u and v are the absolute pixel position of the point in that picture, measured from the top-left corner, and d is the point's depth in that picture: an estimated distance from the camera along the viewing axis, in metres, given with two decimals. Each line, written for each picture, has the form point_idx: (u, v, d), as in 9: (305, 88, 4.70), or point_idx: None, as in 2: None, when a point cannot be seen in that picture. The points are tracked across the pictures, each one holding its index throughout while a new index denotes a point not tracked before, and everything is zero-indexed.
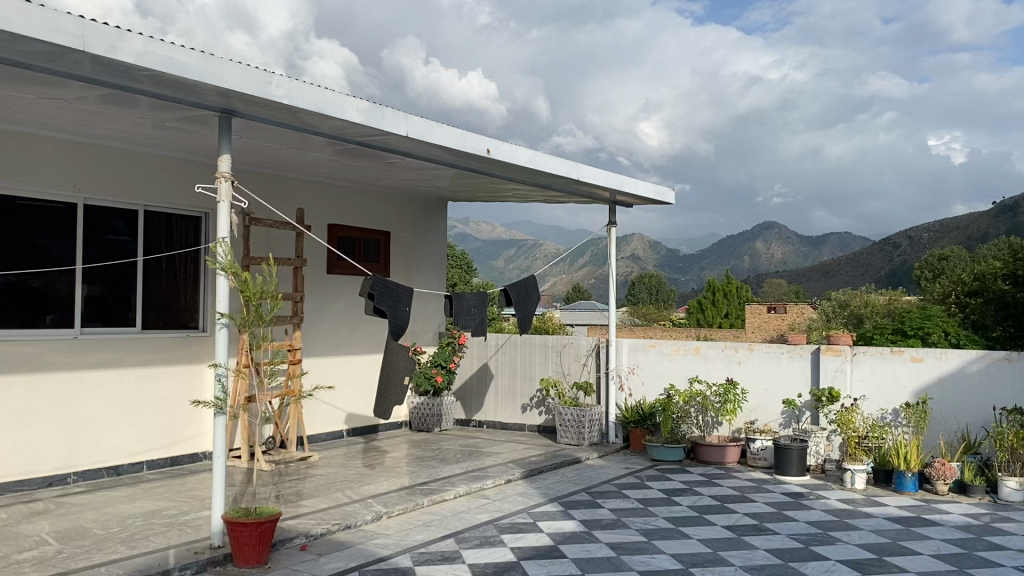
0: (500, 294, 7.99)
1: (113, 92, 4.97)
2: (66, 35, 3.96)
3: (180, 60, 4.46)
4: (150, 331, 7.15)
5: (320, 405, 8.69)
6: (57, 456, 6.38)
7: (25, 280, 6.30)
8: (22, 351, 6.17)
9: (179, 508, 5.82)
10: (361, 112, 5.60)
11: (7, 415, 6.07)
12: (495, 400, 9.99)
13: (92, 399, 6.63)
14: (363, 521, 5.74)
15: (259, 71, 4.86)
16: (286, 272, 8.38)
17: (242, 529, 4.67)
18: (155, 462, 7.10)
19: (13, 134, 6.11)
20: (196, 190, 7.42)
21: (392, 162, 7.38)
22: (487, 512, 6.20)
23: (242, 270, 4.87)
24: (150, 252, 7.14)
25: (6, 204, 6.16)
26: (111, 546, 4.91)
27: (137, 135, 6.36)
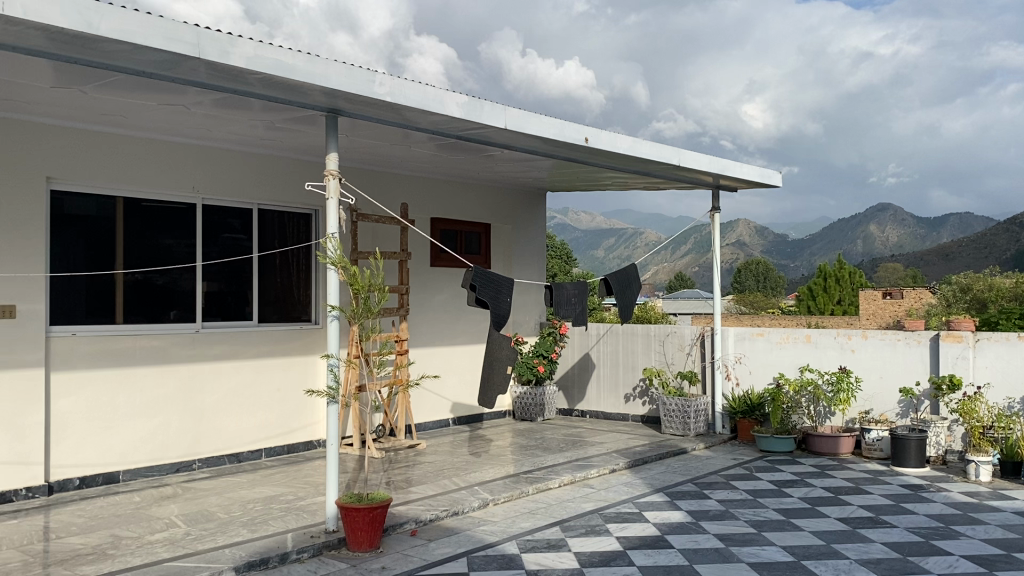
0: (600, 283, 7.89)
1: (227, 96, 5.21)
2: (182, 44, 4.18)
3: (288, 62, 4.63)
4: (265, 324, 7.46)
5: (426, 394, 8.88)
6: (183, 444, 6.75)
7: (150, 278, 6.67)
8: (150, 345, 6.55)
9: (296, 494, 6.06)
10: (460, 106, 5.66)
11: (137, 405, 6.47)
12: (598, 390, 9.97)
13: (214, 389, 6.97)
14: (470, 508, 5.85)
15: (363, 70, 4.99)
16: (392, 265, 8.59)
17: (356, 514, 4.83)
18: (273, 450, 7.41)
19: (137, 140, 6.47)
20: (306, 188, 7.68)
21: (492, 154, 7.45)
22: (593, 501, 6.21)
23: (351, 264, 5.03)
24: (264, 249, 7.45)
25: (132, 206, 6.53)
26: (234, 530, 5.16)
27: (249, 136, 6.64)
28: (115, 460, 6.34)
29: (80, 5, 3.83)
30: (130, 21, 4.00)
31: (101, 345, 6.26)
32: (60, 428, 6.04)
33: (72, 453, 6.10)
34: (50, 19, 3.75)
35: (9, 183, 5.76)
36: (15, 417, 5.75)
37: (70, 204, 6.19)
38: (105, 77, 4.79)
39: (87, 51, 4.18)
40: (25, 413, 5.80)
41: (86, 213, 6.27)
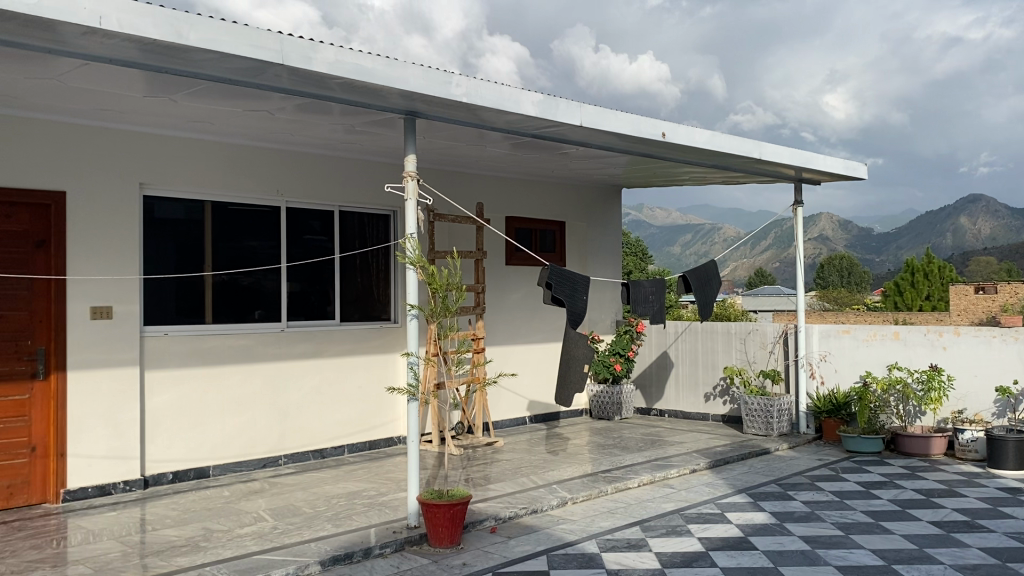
0: (678, 280, 7.79)
1: (309, 101, 5.33)
2: (266, 51, 4.30)
3: (368, 66, 4.71)
4: (347, 323, 7.61)
5: (504, 392, 8.93)
6: (269, 440, 6.94)
7: (237, 279, 6.87)
8: (236, 344, 6.76)
9: (378, 490, 6.17)
10: (535, 105, 5.66)
11: (226, 402, 6.68)
12: (676, 389, 9.85)
13: (298, 387, 7.15)
14: (549, 506, 5.86)
15: (440, 72, 5.04)
16: (469, 264, 8.65)
17: (436, 510, 4.89)
18: (355, 446, 7.56)
19: (223, 145, 6.69)
20: (384, 189, 7.81)
21: (567, 152, 7.43)
22: (673, 501, 6.14)
23: (429, 264, 5.08)
24: (345, 249, 7.60)
25: (219, 209, 6.74)
26: (319, 524, 5.29)
27: (329, 140, 6.79)
28: (206, 455, 6.56)
29: (170, 17, 3.98)
30: (217, 31, 4.14)
31: (191, 344, 6.49)
32: (154, 424, 6.29)
33: (165, 448, 6.34)
34: (143, 30, 3.90)
35: (105, 189, 6.02)
36: (112, 413, 6.01)
37: (161, 209, 6.43)
38: (194, 86, 4.96)
39: (177, 61, 4.33)
40: (122, 410, 6.05)
41: (176, 217, 6.50)
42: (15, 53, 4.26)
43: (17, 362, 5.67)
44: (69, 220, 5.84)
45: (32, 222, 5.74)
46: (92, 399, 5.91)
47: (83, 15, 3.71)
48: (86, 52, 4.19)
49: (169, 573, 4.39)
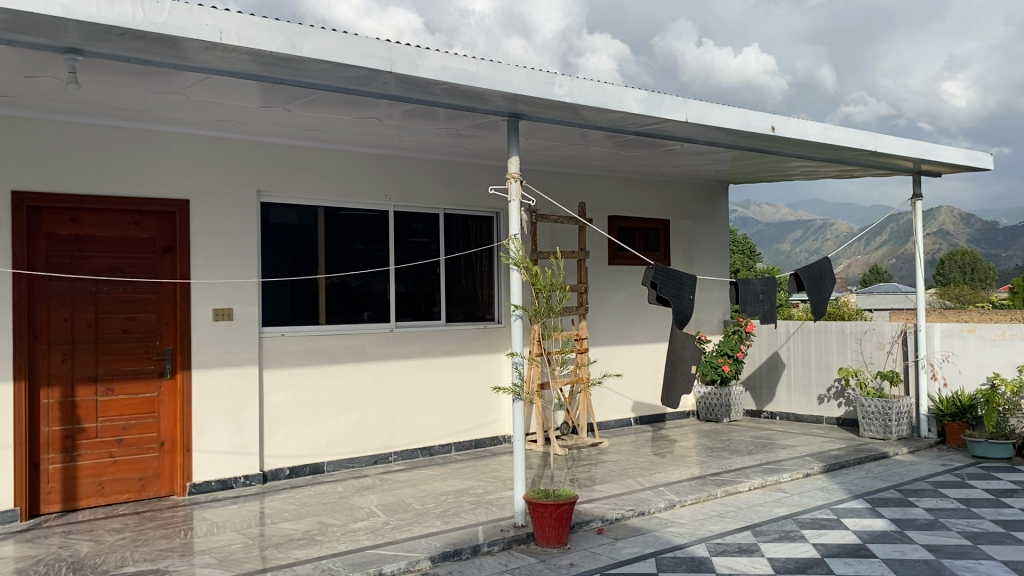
0: (789, 278, 7.54)
1: (414, 106, 5.44)
2: (375, 59, 4.43)
3: (472, 70, 4.78)
4: (452, 323, 7.72)
5: (609, 393, 8.89)
6: (380, 437, 7.12)
7: (347, 281, 7.06)
8: (348, 344, 6.96)
9: (485, 488, 6.24)
10: (639, 102, 5.61)
11: (339, 400, 6.89)
12: (788, 391, 9.57)
13: (407, 385, 7.30)
14: (657, 508, 5.79)
15: (543, 73, 5.06)
16: (573, 264, 8.64)
17: (542, 510, 4.91)
18: (463, 444, 7.66)
19: (334, 152, 6.90)
20: (488, 190, 7.88)
21: (671, 149, 7.33)
22: (786, 506, 5.97)
23: (533, 264, 5.10)
24: (450, 251, 7.72)
25: (331, 214, 6.96)
26: (429, 520, 5.39)
27: (435, 144, 6.91)
28: (321, 451, 6.79)
29: (285, 30, 4.15)
30: (328, 41, 4.29)
31: (305, 344, 6.73)
32: (272, 421, 6.55)
33: (283, 444, 6.60)
34: (260, 43, 4.08)
35: (225, 197, 6.31)
36: (233, 410, 6.29)
37: (277, 215, 6.69)
38: (307, 95, 5.14)
39: (290, 72, 4.50)
40: (242, 407, 6.33)
41: (291, 222, 6.76)
42: (144, 70, 4.52)
43: (148, 361, 6.02)
44: (193, 226, 6.15)
45: (159, 229, 6.08)
46: (216, 396, 6.21)
47: (204, 31, 3.91)
48: (207, 67, 4.41)
49: (288, 564, 4.56)
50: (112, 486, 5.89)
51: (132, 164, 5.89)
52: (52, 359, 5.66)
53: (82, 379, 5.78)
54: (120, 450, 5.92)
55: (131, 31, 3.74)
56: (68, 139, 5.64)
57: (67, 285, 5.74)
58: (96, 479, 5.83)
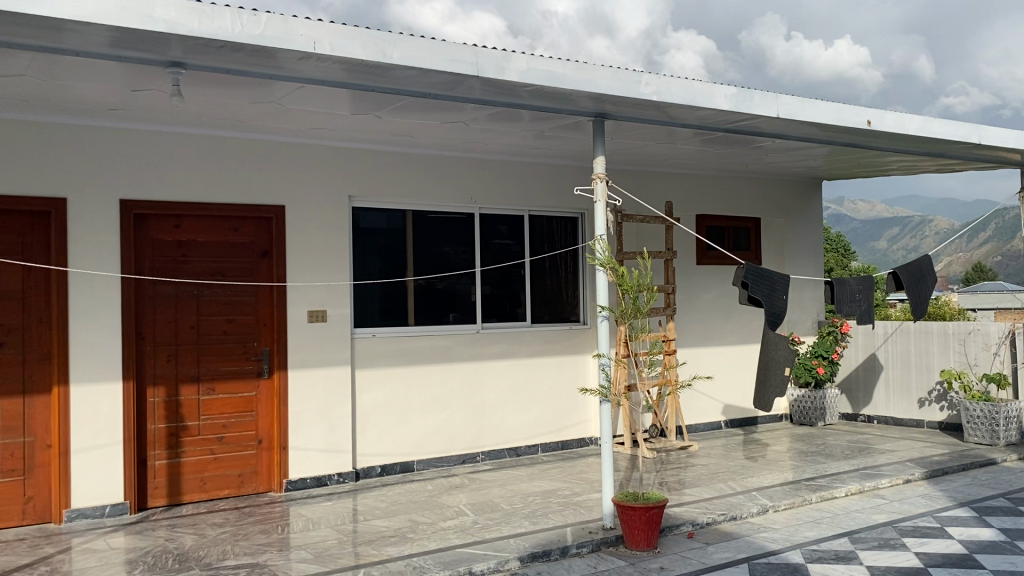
0: (887, 277, 7.28)
1: (500, 109, 5.48)
2: (462, 64, 4.49)
3: (559, 72, 4.79)
4: (538, 325, 7.73)
5: (698, 396, 8.76)
6: (468, 437, 7.20)
7: (432, 283, 7.15)
8: (436, 345, 7.06)
9: (573, 489, 6.23)
10: (729, 99, 5.51)
11: (428, 400, 6.99)
12: (886, 394, 9.24)
13: (494, 386, 7.35)
14: (749, 513, 5.68)
15: (630, 72, 5.03)
16: (660, 265, 8.54)
17: (632, 512, 4.87)
18: (550, 446, 7.67)
19: (421, 156, 7.01)
20: (574, 191, 7.87)
21: (761, 146, 7.17)
22: (885, 513, 5.76)
23: (619, 264, 5.03)
24: (535, 253, 7.74)
25: (419, 217, 7.07)
26: (517, 521, 5.42)
27: (521, 146, 6.94)
28: (410, 450, 6.90)
29: (375, 38, 4.24)
30: (417, 48, 4.36)
31: (395, 345, 6.85)
32: (364, 420, 6.69)
33: (374, 442, 6.74)
34: (351, 51, 4.18)
35: (318, 202, 6.48)
36: (326, 409, 6.46)
37: (366, 219, 6.84)
38: (395, 102, 5.24)
39: (380, 79, 4.60)
40: (335, 406, 6.49)
41: (379, 226, 6.89)
42: (241, 81, 4.69)
43: (246, 361, 6.24)
44: (288, 231, 6.34)
45: (256, 234, 6.29)
46: (310, 395, 6.39)
47: (299, 42, 4.03)
48: (301, 76, 4.54)
49: (380, 561, 4.65)
50: (214, 482, 6.13)
51: (230, 172, 6.12)
52: (158, 359, 5.93)
53: (186, 378, 6.03)
54: (221, 447, 6.15)
55: (230, 43, 3.89)
56: (172, 149, 5.90)
57: (171, 289, 6.00)
58: (199, 474, 6.07)
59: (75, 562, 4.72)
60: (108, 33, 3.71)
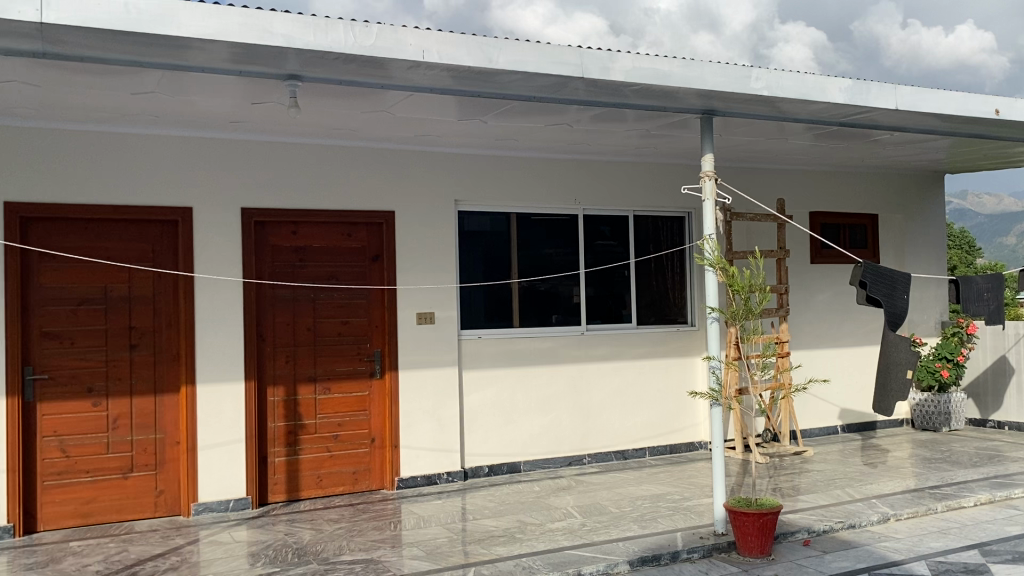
0: (1018, 275, 6.87)
1: (605, 110, 5.46)
2: (567, 66, 4.51)
3: (664, 70, 4.74)
4: (644, 326, 7.65)
5: (812, 399, 8.49)
6: (575, 439, 7.20)
7: (535, 285, 7.18)
8: (542, 346, 7.09)
9: (682, 494, 6.14)
10: (843, 92, 5.33)
11: (534, 402, 7.03)
12: (1019, 398, 8.71)
13: (600, 388, 7.33)
14: (869, 522, 5.46)
15: (738, 67, 4.93)
16: (771, 264, 8.31)
17: (745, 518, 4.77)
18: (658, 449, 7.58)
19: (525, 160, 7.06)
20: (680, 190, 7.75)
21: (877, 139, 6.89)
22: (1019, 524, 5.43)
23: (729, 264, 4.91)
24: (640, 254, 7.66)
25: (523, 220, 7.12)
26: (626, 524, 5.38)
27: (625, 146, 6.90)
28: (517, 451, 6.96)
29: (482, 44, 4.31)
30: (522, 52, 4.40)
31: (501, 347, 6.92)
32: (471, 420, 6.79)
33: (481, 443, 6.82)
34: (459, 59, 4.26)
35: (425, 206, 6.61)
36: (435, 410, 6.58)
37: (471, 222, 6.94)
38: (501, 106, 5.30)
39: (487, 85, 4.66)
40: (443, 406, 6.61)
41: (484, 229, 6.97)
42: (354, 92, 4.84)
43: (359, 362, 6.43)
44: (398, 236, 6.50)
45: (368, 239, 6.48)
46: (419, 396, 6.53)
47: (409, 51, 4.13)
48: (410, 85, 4.65)
49: (490, 561, 4.71)
50: (330, 479, 6.33)
51: (342, 179, 6.32)
52: (277, 360, 6.18)
53: (303, 378, 6.26)
54: (336, 445, 6.35)
55: (343, 55, 4.03)
56: (288, 158, 6.15)
57: (289, 293, 6.23)
58: (315, 471, 6.29)
59: (203, 553, 4.97)
60: (230, 49, 3.90)
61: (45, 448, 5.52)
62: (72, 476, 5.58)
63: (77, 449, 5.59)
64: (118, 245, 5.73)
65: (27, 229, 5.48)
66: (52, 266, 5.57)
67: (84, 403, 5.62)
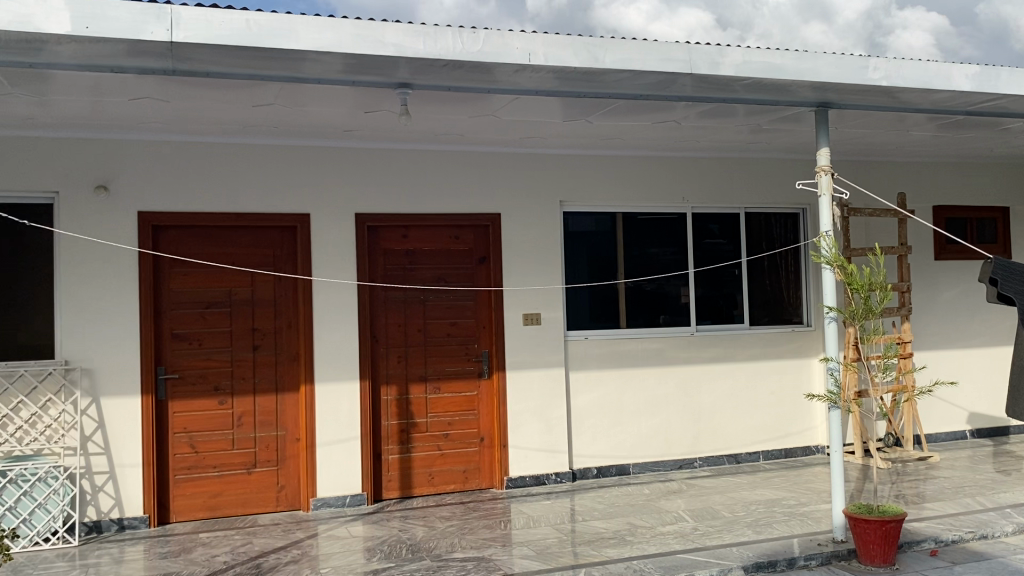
0: None
1: (714, 106, 5.36)
2: (675, 62, 4.46)
3: (776, 63, 4.62)
4: (756, 326, 7.46)
5: (938, 403, 8.08)
6: (685, 441, 7.09)
7: (641, 284, 7.12)
8: (651, 347, 7.02)
9: (799, 499, 5.96)
10: (970, 79, 5.06)
11: (643, 403, 6.96)
12: None
13: (711, 390, 7.19)
14: (1002, 533, 5.16)
15: (855, 57, 4.76)
16: (891, 261, 7.97)
17: (866, 526, 4.58)
18: (772, 453, 7.37)
19: (632, 159, 7.00)
20: (794, 186, 7.51)
21: (1008, 127, 6.50)
22: None
23: (847, 262, 4.74)
24: (752, 253, 7.48)
25: (630, 219, 7.08)
26: (740, 529, 5.27)
27: (735, 142, 6.75)
28: (626, 453, 6.91)
29: (588, 44, 4.31)
30: (629, 51, 4.38)
31: (609, 348, 6.89)
32: (580, 421, 6.79)
33: (590, 444, 6.81)
34: (565, 60, 4.27)
35: (532, 208, 6.65)
36: (543, 410, 6.61)
37: (577, 223, 6.94)
38: (607, 105, 5.28)
39: (593, 85, 4.65)
40: (551, 407, 6.63)
41: (589, 230, 6.97)
42: (462, 97, 4.93)
43: (468, 362, 6.53)
44: (505, 238, 6.57)
45: (476, 241, 6.57)
46: (527, 396, 6.57)
47: (515, 54, 4.17)
48: (516, 88, 4.70)
49: (600, 562, 4.70)
50: (441, 477, 6.45)
51: (450, 183, 6.44)
52: (390, 360, 6.35)
53: (414, 378, 6.40)
54: (447, 444, 6.47)
55: (452, 61, 4.10)
56: (399, 164, 6.30)
57: (400, 295, 6.39)
58: (427, 470, 6.42)
59: (322, 547, 5.16)
60: (345, 60, 4.03)
61: (176, 443, 5.85)
62: (201, 470, 5.88)
63: (204, 445, 5.90)
64: (241, 251, 6.01)
65: (159, 238, 5.82)
66: (182, 272, 5.89)
67: (211, 401, 5.92)
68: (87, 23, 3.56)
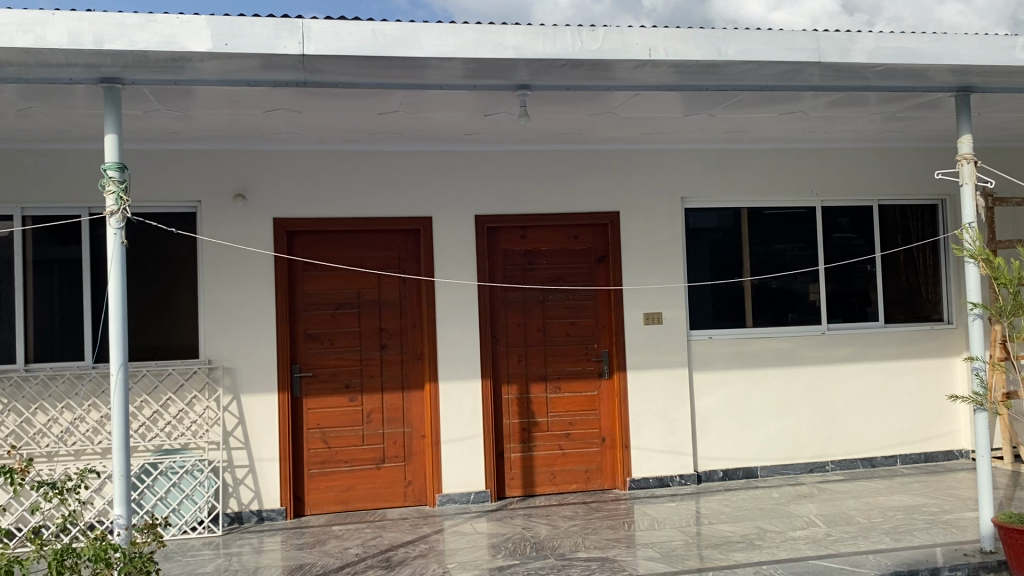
0: None
1: (844, 95, 5.15)
2: (802, 51, 4.31)
3: (912, 47, 4.40)
4: (892, 324, 7.11)
5: None
6: (815, 444, 6.84)
7: (768, 281, 6.92)
8: (778, 346, 6.81)
9: (941, 506, 5.64)
10: None
11: (770, 404, 6.76)
12: None
13: (843, 391, 6.91)
14: None
15: (1000, 37, 4.47)
16: None
17: (1018, 536, 4.31)
18: (910, 457, 7.01)
19: (757, 153, 6.81)
20: (933, 176, 7.12)
21: None
22: None
23: (993, 255, 4.45)
24: (886, 248, 7.14)
25: (754, 215, 6.89)
26: (877, 536, 5.04)
27: (867, 132, 6.46)
28: (753, 455, 6.73)
29: (710, 36, 4.23)
30: (753, 41, 4.27)
31: (733, 347, 6.73)
32: (704, 422, 6.66)
33: (715, 446, 6.67)
34: (687, 55, 4.20)
35: (652, 206, 6.58)
36: (666, 411, 6.52)
37: (699, 220, 6.81)
38: (730, 98, 5.16)
39: (716, 78, 4.56)
40: (674, 408, 6.54)
41: (712, 226, 6.83)
42: (581, 96, 4.92)
43: (588, 362, 6.52)
44: (625, 237, 6.52)
45: (595, 240, 6.56)
46: (649, 396, 6.50)
47: (635, 51, 4.14)
48: (636, 84, 4.66)
49: (728, 566, 4.59)
50: (563, 476, 6.47)
51: (570, 183, 6.44)
52: (512, 359, 6.42)
53: (535, 377, 6.45)
54: (569, 443, 6.48)
55: (571, 60, 4.11)
56: (519, 165, 6.37)
57: (520, 295, 6.45)
58: (550, 468, 6.45)
59: (448, 542, 5.26)
60: (467, 65, 4.11)
61: (310, 439, 6.10)
62: (333, 465, 6.11)
63: (336, 441, 6.12)
64: (368, 254, 6.21)
65: (292, 243, 6.09)
66: (314, 275, 6.14)
67: (342, 398, 6.14)
68: (226, 40, 3.77)
